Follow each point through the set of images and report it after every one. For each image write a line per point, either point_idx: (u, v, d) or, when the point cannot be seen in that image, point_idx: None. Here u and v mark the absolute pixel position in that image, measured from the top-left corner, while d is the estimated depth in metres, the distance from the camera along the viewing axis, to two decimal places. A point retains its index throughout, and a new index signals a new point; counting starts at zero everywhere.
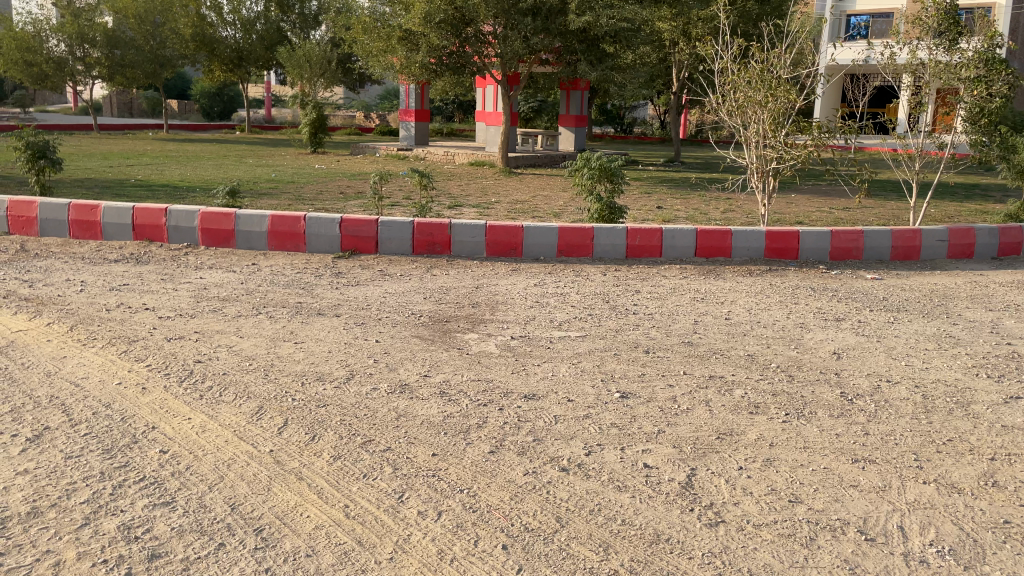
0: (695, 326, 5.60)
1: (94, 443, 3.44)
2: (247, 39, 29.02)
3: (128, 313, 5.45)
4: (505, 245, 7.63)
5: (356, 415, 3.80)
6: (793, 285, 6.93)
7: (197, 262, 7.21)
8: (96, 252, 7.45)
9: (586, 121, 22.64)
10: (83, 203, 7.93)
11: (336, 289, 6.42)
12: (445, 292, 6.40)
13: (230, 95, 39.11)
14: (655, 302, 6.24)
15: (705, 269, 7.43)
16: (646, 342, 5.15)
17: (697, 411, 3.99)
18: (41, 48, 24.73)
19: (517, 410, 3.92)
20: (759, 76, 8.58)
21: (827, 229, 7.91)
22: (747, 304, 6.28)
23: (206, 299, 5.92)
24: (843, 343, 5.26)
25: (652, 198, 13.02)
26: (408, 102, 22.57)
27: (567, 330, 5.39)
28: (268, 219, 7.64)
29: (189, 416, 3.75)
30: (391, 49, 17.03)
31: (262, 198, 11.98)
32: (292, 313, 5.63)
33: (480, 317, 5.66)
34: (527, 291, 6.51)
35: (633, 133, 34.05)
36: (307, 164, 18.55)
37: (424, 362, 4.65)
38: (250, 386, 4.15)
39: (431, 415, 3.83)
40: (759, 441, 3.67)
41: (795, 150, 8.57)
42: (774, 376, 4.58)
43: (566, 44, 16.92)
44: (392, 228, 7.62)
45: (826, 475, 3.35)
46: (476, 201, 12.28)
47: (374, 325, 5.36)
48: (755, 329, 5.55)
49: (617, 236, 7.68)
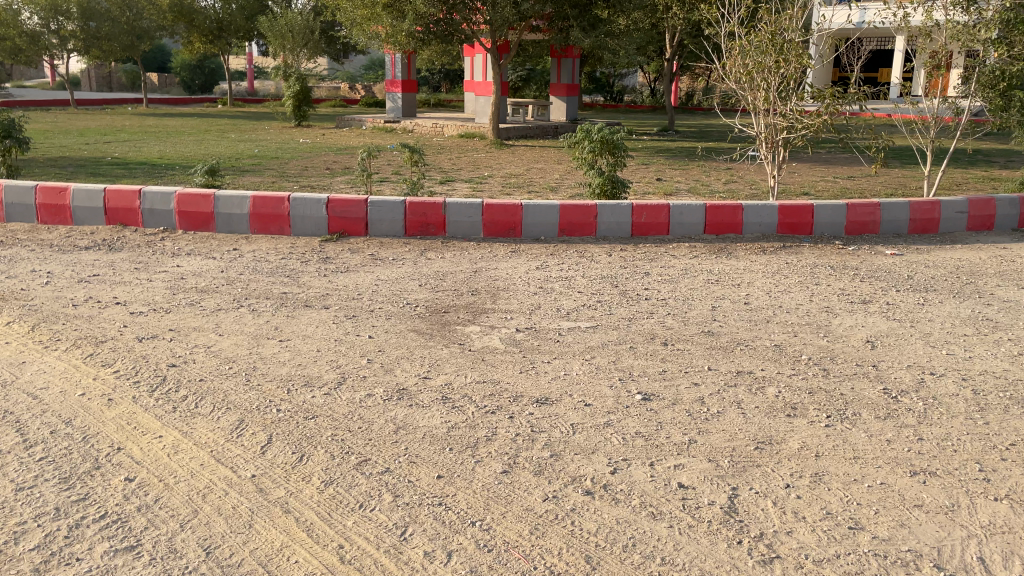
0: (713, 312, 5.19)
1: (50, 470, 3.00)
2: (226, 8, 28.16)
3: (97, 309, 4.99)
4: (503, 226, 7.18)
5: (350, 428, 3.38)
6: (811, 264, 6.52)
7: (174, 248, 6.73)
8: (65, 238, 6.96)
9: (578, 89, 21.81)
10: (51, 185, 7.41)
11: (324, 276, 5.96)
12: (441, 278, 5.95)
13: (211, 67, 38.21)
14: (668, 285, 5.82)
15: (716, 247, 7.01)
16: (664, 333, 4.74)
17: (728, 415, 3.59)
18: (13, 21, 23.86)
19: (529, 419, 3.50)
20: (769, 40, 8.07)
21: (842, 202, 7.50)
22: (766, 286, 5.87)
23: (183, 291, 5.47)
24: (875, 330, 4.87)
25: (651, 170, 12.58)
26: (394, 72, 21.88)
27: (577, 320, 4.96)
28: (249, 201, 7.16)
29: (159, 433, 3.31)
30: (376, 17, 16.37)
31: (245, 176, 11.48)
32: (277, 305, 5.18)
33: (480, 307, 5.23)
34: (530, 275, 6.09)
35: (623, 101, 33.41)
36: (291, 138, 17.98)
37: (423, 361, 4.23)
38: (229, 395, 3.71)
39: (433, 427, 3.40)
40: (803, 451, 3.27)
41: (807, 118, 8.13)
42: (807, 370, 4.17)
43: (558, 10, 16.36)
44: (383, 208, 7.14)
45: (885, 493, 2.96)
46: (468, 175, 11.79)
47: (366, 318, 4.93)
48: (779, 315, 5.14)
49: (623, 214, 7.24)
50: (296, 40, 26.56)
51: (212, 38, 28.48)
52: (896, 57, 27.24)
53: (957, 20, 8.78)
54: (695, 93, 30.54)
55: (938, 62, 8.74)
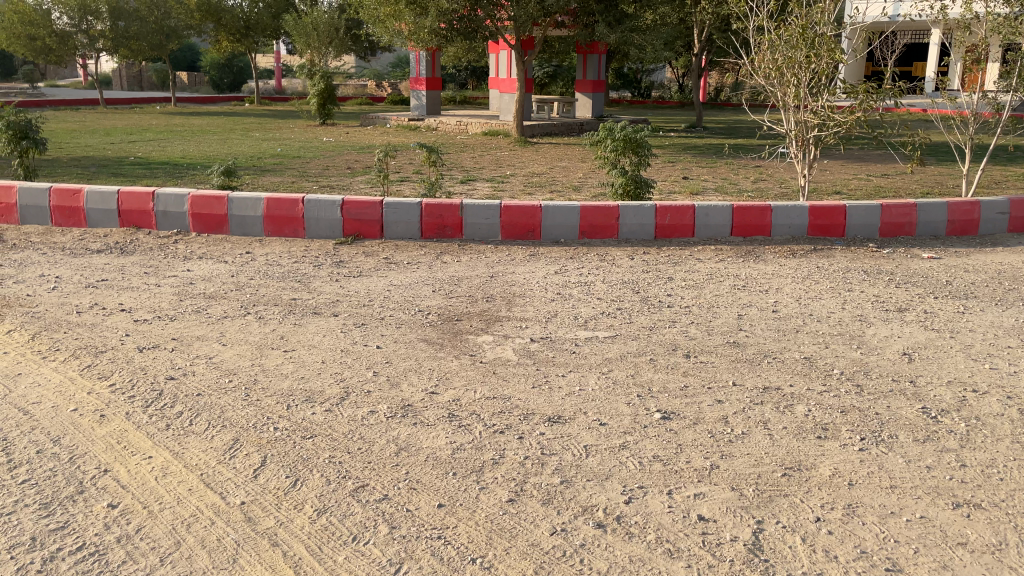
0: (739, 321, 4.93)
1: (31, 495, 2.85)
2: (254, 8, 28.23)
3: (101, 316, 4.86)
4: (522, 228, 6.97)
5: (348, 449, 3.20)
6: (843, 268, 6.23)
7: (186, 251, 6.61)
8: (78, 241, 6.87)
9: (603, 86, 21.58)
10: (64, 187, 7.34)
11: (336, 281, 5.80)
12: (456, 283, 5.76)
13: (239, 66, 38.40)
14: (692, 291, 5.57)
15: (744, 250, 6.74)
16: (686, 344, 4.50)
17: (755, 436, 3.35)
18: (44, 21, 24.10)
19: (539, 441, 3.29)
20: (801, 34, 7.75)
21: (876, 203, 7.18)
22: (795, 292, 5.60)
23: (190, 297, 5.32)
24: (912, 341, 4.59)
25: (677, 168, 12.30)
26: (418, 70, 21.73)
27: (595, 329, 4.74)
28: (263, 203, 7.02)
29: (149, 454, 3.15)
30: (399, 15, 16.23)
31: (265, 175, 11.39)
32: (285, 312, 5.02)
33: (494, 314, 5.03)
34: (548, 280, 5.87)
35: (651, 97, 33.00)
36: (315, 136, 17.86)
37: (432, 374, 4.03)
38: (226, 411, 3.55)
39: (437, 449, 3.20)
40: (835, 479, 3.03)
41: (840, 115, 7.81)
42: (839, 386, 3.90)
43: (584, 6, 16.16)
44: (399, 209, 6.97)
45: (925, 529, 2.71)
46: (490, 174, 11.59)
47: (376, 327, 4.75)
48: (809, 324, 4.87)
49: (646, 215, 6.99)
50: (321, 38, 26.55)
51: (239, 37, 28.57)
52: (931, 50, 26.58)
53: (998, 13, 8.38)
54: (724, 88, 30.08)
55: (978, 56, 8.36)
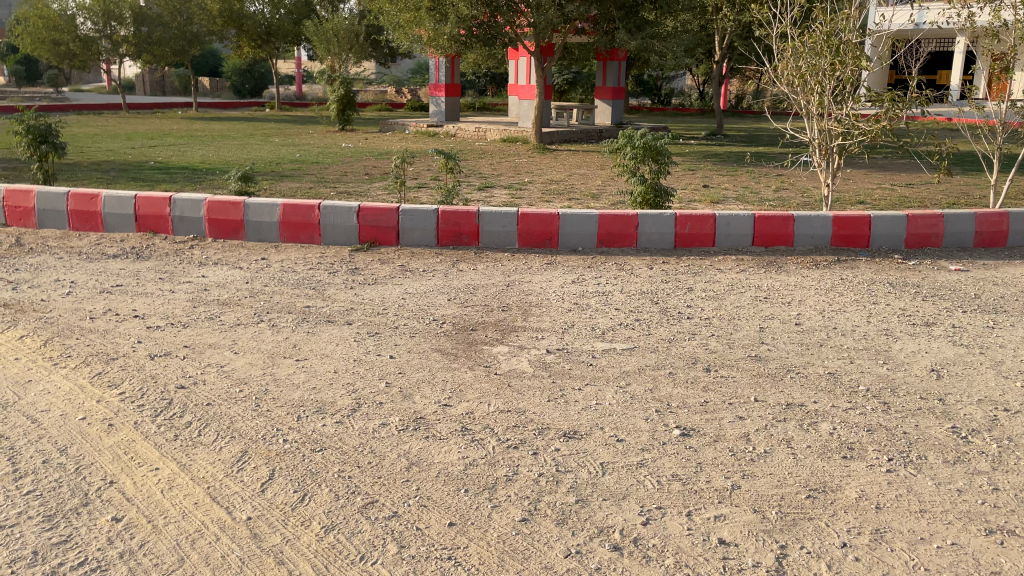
0: (760, 334, 4.82)
1: (36, 506, 2.79)
2: (275, 14, 28.40)
3: (114, 322, 4.83)
4: (539, 236, 6.88)
5: (358, 462, 3.12)
6: (868, 280, 6.09)
7: (202, 257, 6.59)
8: (94, 246, 6.86)
9: (623, 92, 21.48)
10: (82, 192, 7.35)
11: (350, 289, 5.74)
12: (472, 292, 5.68)
13: (261, 71, 38.66)
14: (712, 302, 5.46)
15: (765, 260, 6.62)
16: (706, 357, 4.39)
17: (777, 455, 3.24)
18: (68, 26, 24.36)
19: (554, 457, 3.20)
20: (825, 41, 7.63)
21: (901, 213, 7.04)
22: (819, 304, 5.47)
23: (204, 303, 5.28)
24: (940, 357, 4.45)
25: (697, 176, 12.18)
26: (437, 76, 21.73)
27: (612, 340, 4.64)
28: (279, 209, 6.98)
29: (156, 465, 3.09)
30: (419, 21, 16.24)
31: (284, 181, 11.39)
32: (298, 320, 4.95)
33: (509, 324, 4.94)
34: (564, 289, 5.78)
35: (671, 104, 32.85)
36: (334, 142, 17.89)
37: (445, 386, 3.94)
38: (236, 421, 3.48)
39: (449, 464, 3.12)
40: (861, 502, 2.91)
41: (865, 124, 7.67)
42: (865, 404, 3.78)
43: (604, 12, 16.10)
44: (415, 216, 6.90)
45: (957, 556, 2.59)
46: (508, 181, 11.52)
47: (389, 336, 4.68)
48: (833, 338, 4.75)
49: (665, 224, 6.88)
50: (341, 44, 26.65)
51: (260, 43, 28.73)
52: (957, 59, 26.29)
53: None
54: (745, 95, 29.89)
55: (1006, 64, 8.20)
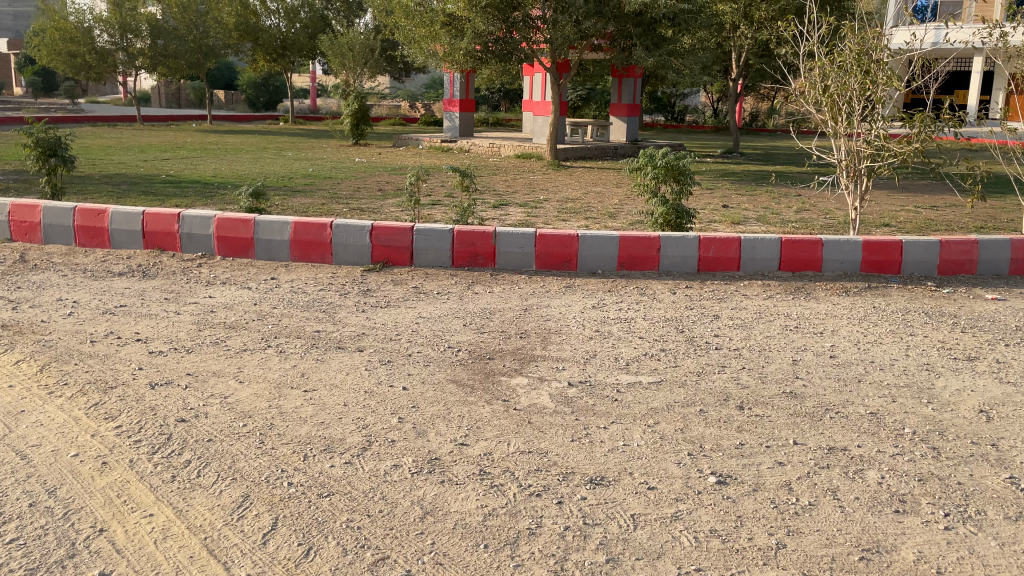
0: (794, 367, 4.55)
1: (17, 557, 2.57)
2: (291, 28, 28.43)
3: (115, 346, 4.62)
4: (557, 258, 6.65)
5: (368, 511, 2.88)
6: (903, 310, 5.82)
7: (210, 276, 6.39)
8: (100, 263, 6.68)
9: (638, 109, 21.29)
10: (89, 207, 7.17)
11: (362, 312, 5.51)
12: (488, 317, 5.45)
13: (275, 85, 38.79)
14: (739, 331, 5.21)
15: (793, 286, 6.36)
16: (737, 393, 4.14)
17: (824, 509, 2.99)
18: (85, 38, 24.39)
19: (581, 507, 2.95)
20: (855, 59, 7.41)
21: (934, 238, 6.76)
22: (853, 335, 5.20)
23: (210, 326, 5.06)
24: (988, 396, 4.18)
25: (716, 195, 11.93)
26: (452, 92, 21.59)
27: (638, 373, 4.38)
28: (290, 227, 6.78)
29: (150, 511, 2.87)
30: (434, 36, 16.12)
31: (295, 196, 11.20)
32: (307, 346, 4.72)
33: (527, 353, 4.70)
34: (585, 315, 5.54)
35: (685, 121, 32.66)
36: (347, 157, 17.76)
37: (462, 422, 3.69)
38: (238, 461, 3.25)
39: (467, 514, 2.87)
40: (921, 566, 2.65)
41: (895, 145, 7.42)
42: (913, 450, 3.53)
43: (621, 28, 15.89)
44: (430, 236, 6.68)
45: None
46: (523, 199, 11.30)
47: (403, 365, 4.44)
48: (871, 374, 4.48)
49: (688, 247, 6.64)
50: (356, 59, 26.61)
51: (276, 57, 28.73)
52: (973, 79, 25.99)
53: None
54: (760, 114, 29.66)
55: None
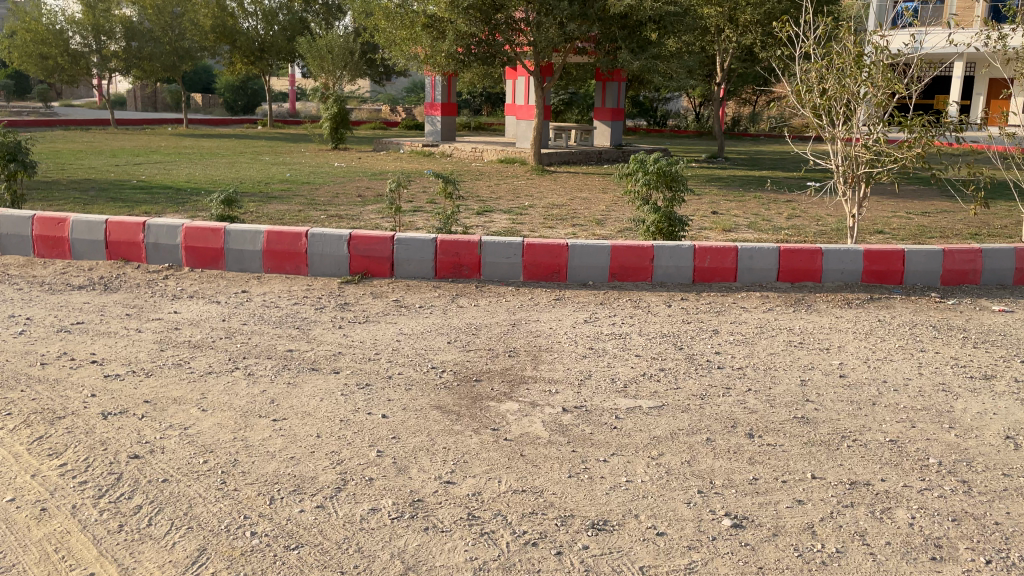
0: (803, 389, 4.24)
1: None
2: (269, 30, 27.97)
3: (68, 369, 4.23)
4: (545, 268, 6.33)
5: (342, 567, 2.53)
6: (910, 323, 5.55)
7: (177, 289, 6.00)
8: (59, 276, 6.27)
9: (622, 113, 21.03)
10: (49, 215, 6.75)
11: (338, 329, 5.15)
12: (474, 333, 5.11)
13: (253, 89, 38.32)
14: (742, 347, 4.91)
15: (793, 298, 6.08)
16: (746, 418, 3.82)
17: (854, 557, 2.68)
18: (57, 40, 23.75)
19: (583, 560, 2.61)
20: (855, 62, 7.15)
21: (937, 247, 6.50)
22: (861, 351, 4.91)
23: (173, 346, 4.68)
24: (1012, 420, 3.89)
25: (704, 201, 11.66)
26: (433, 95, 21.23)
27: (637, 397, 4.05)
28: (263, 236, 6.40)
29: (91, 570, 2.50)
30: (415, 38, 15.76)
31: (272, 203, 10.80)
32: (278, 368, 4.36)
33: (517, 374, 4.36)
34: (577, 330, 5.22)
35: (667, 126, 32.55)
36: (327, 161, 17.38)
37: (447, 455, 3.35)
38: (195, 506, 2.88)
39: (454, 569, 2.53)
40: None
41: (896, 151, 7.17)
42: (944, 483, 3.23)
43: (606, 31, 15.60)
44: (412, 246, 6.33)
45: None
46: (507, 205, 10.99)
47: (383, 389, 4.08)
48: (886, 396, 4.18)
49: (683, 257, 6.34)
50: (336, 61, 26.14)
51: (253, 60, 28.26)
52: (955, 84, 26.08)
53: None
54: (742, 118, 29.58)
55: None
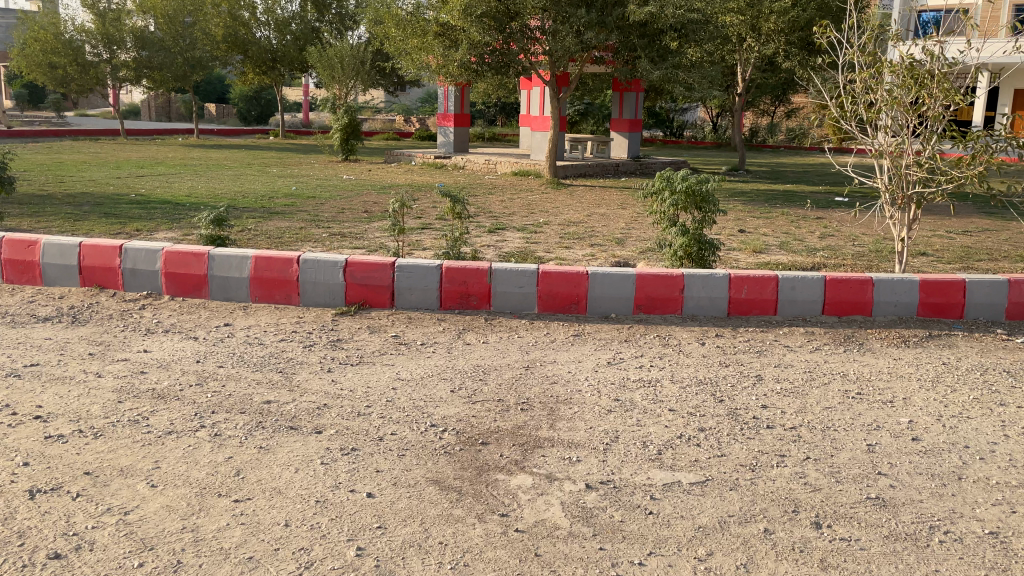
0: (871, 457, 3.56)
1: None
2: (281, 40, 27.65)
3: (4, 428, 3.60)
4: (563, 298, 5.67)
5: None
6: (980, 367, 4.84)
7: (153, 321, 5.39)
8: (25, 305, 5.68)
9: (640, 124, 20.35)
10: (19, 238, 6.18)
11: (327, 373, 4.51)
12: (481, 379, 4.45)
13: (267, 99, 38.08)
14: (792, 400, 4.22)
15: (843, 335, 5.39)
16: (810, 502, 3.12)
17: None
18: (68, 49, 23.42)
19: None
20: (907, 71, 6.48)
21: (1001, 277, 5.79)
22: (930, 405, 4.21)
23: (133, 396, 4.05)
24: None
25: (729, 219, 10.99)
26: (446, 106, 20.68)
27: (675, 468, 3.38)
28: (250, 262, 5.80)
29: None
30: (426, 47, 15.18)
31: (272, 219, 10.22)
32: (251, 427, 3.71)
33: (531, 436, 3.69)
34: (600, 375, 4.55)
35: (684, 137, 31.92)
36: (335, 174, 16.83)
37: (444, 556, 2.69)
38: None
39: None
40: None
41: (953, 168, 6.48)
42: None
43: (625, 39, 14.91)
44: (413, 273, 5.70)
45: None
46: (521, 221, 10.38)
47: (371, 457, 3.42)
48: (972, 466, 3.49)
49: (717, 286, 5.67)
50: (345, 72, 25.59)
51: (265, 69, 27.97)
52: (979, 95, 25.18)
53: None
54: (760, 129, 28.86)
55: None
